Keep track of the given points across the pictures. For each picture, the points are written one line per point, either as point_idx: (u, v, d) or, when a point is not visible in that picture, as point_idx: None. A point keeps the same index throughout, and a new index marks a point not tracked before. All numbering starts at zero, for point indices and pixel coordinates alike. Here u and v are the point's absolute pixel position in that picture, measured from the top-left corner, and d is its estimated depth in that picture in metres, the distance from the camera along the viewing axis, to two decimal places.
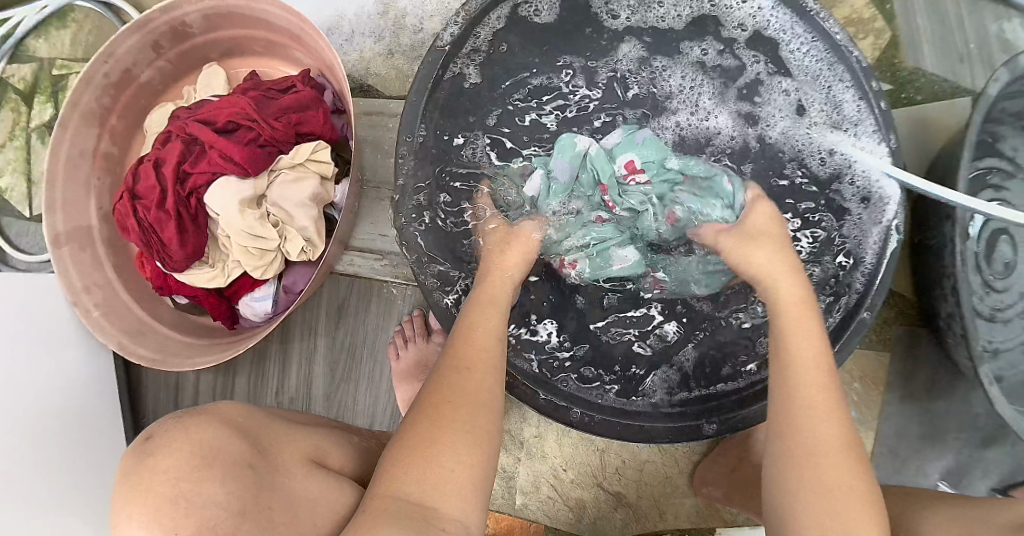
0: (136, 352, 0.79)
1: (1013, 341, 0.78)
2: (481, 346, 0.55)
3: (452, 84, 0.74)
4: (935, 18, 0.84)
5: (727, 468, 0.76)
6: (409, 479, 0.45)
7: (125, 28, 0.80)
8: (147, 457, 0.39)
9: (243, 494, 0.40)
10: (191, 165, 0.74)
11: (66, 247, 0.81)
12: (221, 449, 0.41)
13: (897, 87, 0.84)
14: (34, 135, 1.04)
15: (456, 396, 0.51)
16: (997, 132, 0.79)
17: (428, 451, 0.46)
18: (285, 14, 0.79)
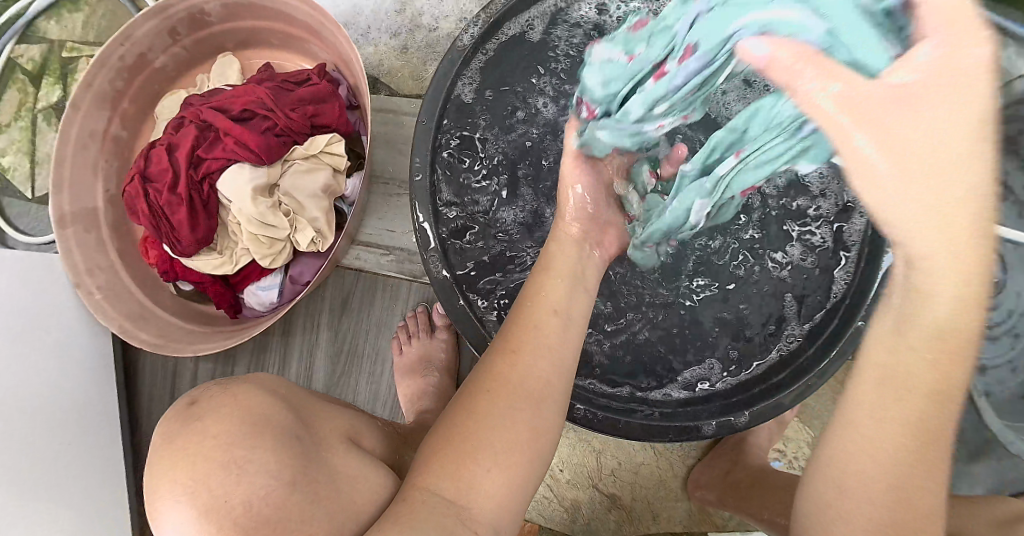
0: (137, 337, 0.79)
1: (1002, 358, 0.81)
2: (530, 325, 0.51)
3: (448, 76, 0.69)
4: None
5: (720, 471, 0.78)
6: (440, 472, 0.44)
7: (143, 13, 0.80)
8: (196, 422, 0.39)
9: (291, 464, 0.40)
10: (205, 150, 0.74)
11: (71, 229, 0.80)
12: (269, 418, 0.42)
13: None
14: (40, 116, 1.03)
15: (505, 385, 0.48)
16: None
17: (467, 446, 0.45)
18: (304, 8, 0.80)
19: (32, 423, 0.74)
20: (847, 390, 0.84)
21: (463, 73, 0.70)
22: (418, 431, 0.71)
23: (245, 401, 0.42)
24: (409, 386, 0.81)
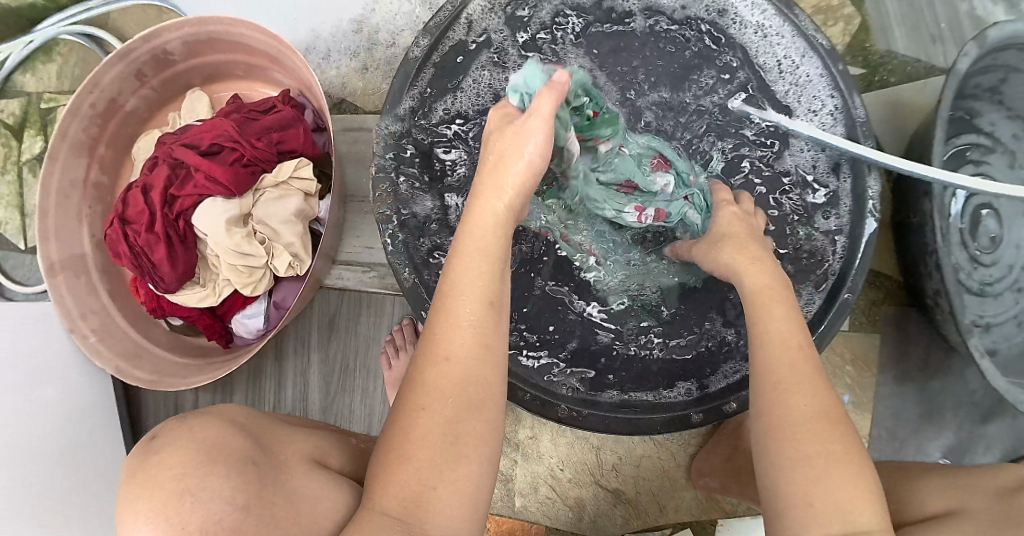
0: (133, 376, 0.80)
1: (1005, 315, 0.79)
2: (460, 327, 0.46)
3: (408, 78, 0.70)
4: (904, 3, 0.85)
5: (722, 456, 0.77)
6: (391, 491, 0.44)
7: (108, 59, 0.82)
8: (151, 454, 0.40)
9: (248, 489, 0.42)
10: (177, 189, 0.75)
11: (61, 276, 0.82)
12: (225, 446, 0.43)
13: (869, 71, 0.85)
14: (25, 169, 1.06)
15: (439, 398, 0.45)
16: (972, 108, 0.81)
17: (410, 462, 0.44)
18: (261, 37, 0.81)
19: (43, 467, 0.76)
20: (847, 362, 0.82)
21: (416, 85, 0.72)
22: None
23: (201, 433, 0.42)
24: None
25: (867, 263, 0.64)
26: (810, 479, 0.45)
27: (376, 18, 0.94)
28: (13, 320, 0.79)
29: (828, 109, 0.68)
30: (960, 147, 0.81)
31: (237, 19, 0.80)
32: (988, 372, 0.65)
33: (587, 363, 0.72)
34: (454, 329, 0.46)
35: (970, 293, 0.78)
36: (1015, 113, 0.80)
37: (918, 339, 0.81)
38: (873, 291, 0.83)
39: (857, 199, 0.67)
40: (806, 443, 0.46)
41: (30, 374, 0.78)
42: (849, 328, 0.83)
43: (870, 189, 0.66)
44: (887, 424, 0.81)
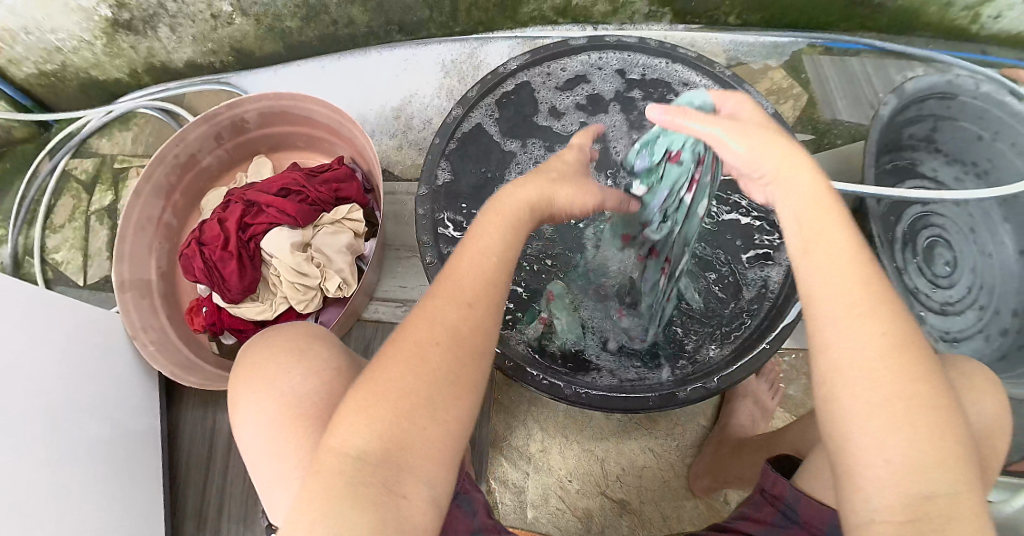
0: (186, 380, 0.93)
1: (969, 330, 0.99)
2: (483, 273, 0.51)
3: (445, 132, 0.89)
4: (845, 78, 1.10)
5: (709, 454, 0.89)
6: (356, 427, 0.44)
7: (196, 121, 1.00)
8: (263, 335, 0.61)
9: (340, 362, 0.59)
10: (251, 219, 0.91)
11: (129, 293, 0.96)
12: (320, 337, 0.61)
13: (819, 136, 1.10)
14: (93, 217, 1.21)
15: (421, 352, 0.46)
16: (914, 158, 1.11)
17: (386, 397, 0.44)
18: (327, 112, 1.00)
19: (90, 466, 0.83)
20: None
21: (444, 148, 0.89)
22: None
23: (292, 331, 0.61)
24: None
25: None
26: (880, 432, 0.43)
27: (410, 108, 1.15)
28: (89, 334, 0.90)
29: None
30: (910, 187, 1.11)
31: (305, 96, 1.00)
32: None
33: (591, 370, 0.84)
34: (477, 272, 0.51)
35: (934, 312, 1.00)
36: (950, 159, 1.09)
37: None
38: None
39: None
40: (878, 387, 0.44)
41: (98, 384, 0.89)
42: None
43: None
44: None
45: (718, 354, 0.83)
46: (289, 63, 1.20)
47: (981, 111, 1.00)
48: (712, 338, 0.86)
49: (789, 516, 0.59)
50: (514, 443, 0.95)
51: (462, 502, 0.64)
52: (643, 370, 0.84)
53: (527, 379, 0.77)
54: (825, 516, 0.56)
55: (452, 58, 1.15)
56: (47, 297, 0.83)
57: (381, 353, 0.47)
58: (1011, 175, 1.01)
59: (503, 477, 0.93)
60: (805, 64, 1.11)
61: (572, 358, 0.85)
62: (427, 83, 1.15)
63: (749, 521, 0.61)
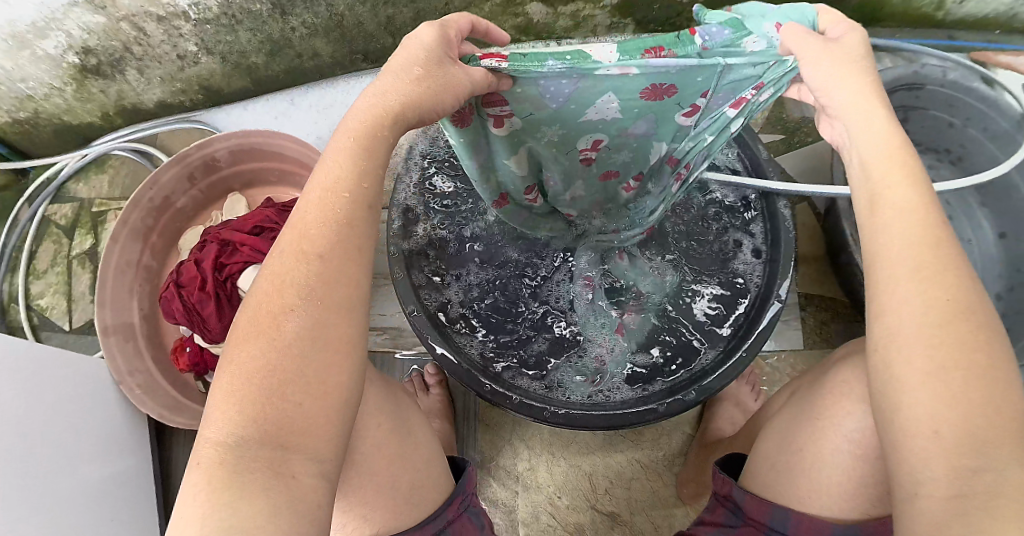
0: (175, 420, 0.96)
1: None
2: (333, 218, 0.47)
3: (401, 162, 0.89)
4: None
5: (693, 464, 0.90)
6: (226, 416, 0.42)
7: (168, 163, 1.01)
8: None
9: None
10: (227, 258, 0.92)
11: (113, 337, 0.98)
12: None
13: (790, 134, 1.09)
14: (75, 262, 1.22)
15: (278, 330, 0.44)
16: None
17: (251, 378, 0.43)
18: (297, 147, 1.01)
19: (88, 514, 0.85)
20: None
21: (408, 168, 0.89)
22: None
23: None
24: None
25: (789, 274, 0.81)
26: (924, 405, 0.42)
27: None
28: (81, 384, 0.91)
29: (741, 162, 0.89)
30: None
31: (278, 134, 1.01)
32: None
33: (566, 386, 0.84)
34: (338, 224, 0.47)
35: None
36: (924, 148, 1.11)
37: None
38: (824, 312, 1.02)
39: (777, 222, 0.85)
40: (920, 359, 0.43)
41: (92, 433, 0.90)
42: (805, 347, 1.01)
43: (784, 212, 0.85)
44: None
45: (693, 367, 0.84)
46: (257, 97, 1.21)
47: (951, 98, 1.01)
48: (687, 348, 0.86)
49: (738, 513, 0.64)
50: (501, 462, 0.96)
51: (472, 515, 0.67)
52: (619, 384, 0.85)
53: (502, 402, 0.78)
54: (766, 508, 0.61)
55: None
56: (42, 353, 0.85)
57: (233, 336, 0.45)
58: (986, 159, 1.03)
59: (494, 497, 0.95)
60: None
61: (545, 376, 0.85)
62: None
63: (707, 525, 0.67)
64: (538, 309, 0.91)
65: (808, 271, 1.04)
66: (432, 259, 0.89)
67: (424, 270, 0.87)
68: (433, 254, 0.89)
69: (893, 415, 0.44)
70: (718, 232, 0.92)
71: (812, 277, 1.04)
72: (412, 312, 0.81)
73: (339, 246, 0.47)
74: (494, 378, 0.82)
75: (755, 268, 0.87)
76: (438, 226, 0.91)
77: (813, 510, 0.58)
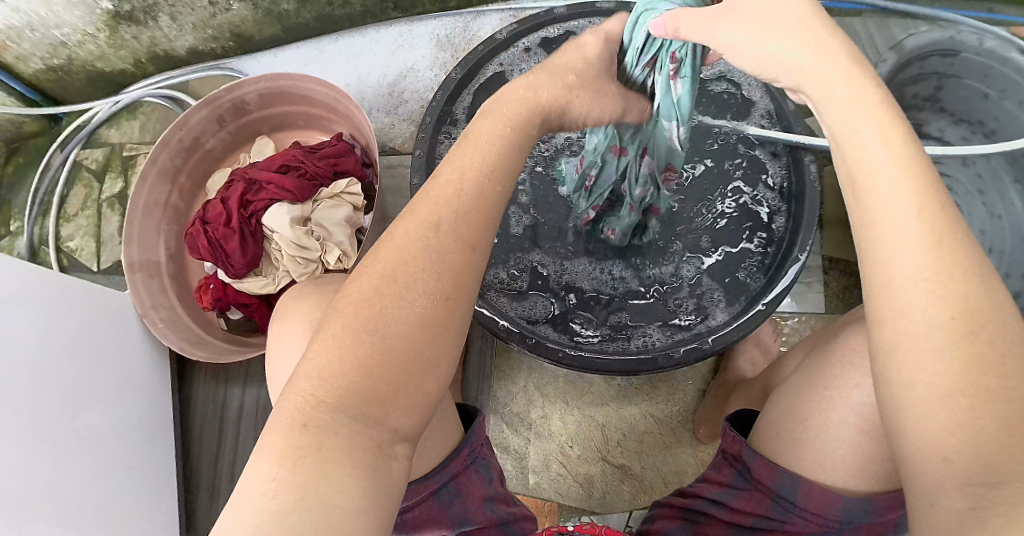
0: (195, 354, 0.94)
1: None
2: (445, 195, 0.46)
3: (432, 125, 0.91)
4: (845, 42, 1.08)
5: (712, 406, 0.90)
6: (328, 361, 0.40)
7: (197, 105, 1.02)
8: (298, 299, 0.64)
9: None
10: (252, 196, 0.92)
11: (139, 273, 0.98)
12: None
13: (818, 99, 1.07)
14: (104, 205, 1.25)
15: (397, 281, 0.43)
16: (920, 119, 1.08)
17: (350, 337, 0.41)
18: (324, 89, 1.02)
19: (102, 446, 0.86)
20: None
21: (439, 136, 0.92)
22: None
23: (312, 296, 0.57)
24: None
25: (813, 228, 0.80)
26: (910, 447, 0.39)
27: (405, 82, 1.18)
28: (106, 319, 0.93)
29: (767, 114, 0.88)
30: None
31: (304, 75, 1.02)
32: None
33: (587, 333, 0.84)
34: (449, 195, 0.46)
35: None
36: (957, 118, 1.06)
37: None
38: (846, 278, 1.01)
39: (802, 176, 0.84)
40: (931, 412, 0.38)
41: (114, 369, 0.92)
42: (826, 311, 0.99)
43: (810, 168, 0.83)
44: None
45: (715, 319, 0.83)
46: (288, 45, 1.22)
47: (987, 68, 0.98)
48: (713, 300, 0.85)
49: (744, 474, 0.62)
50: (514, 409, 0.96)
51: (480, 466, 0.65)
52: (640, 332, 0.84)
53: (517, 341, 0.78)
54: (776, 472, 0.58)
55: (445, 32, 1.16)
56: (71, 287, 0.87)
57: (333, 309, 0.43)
58: (1018, 132, 0.98)
59: (505, 444, 0.95)
60: None
61: (564, 324, 0.85)
62: (423, 57, 1.17)
63: (707, 484, 0.64)
64: (568, 259, 0.90)
65: (833, 234, 1.02)
66: None
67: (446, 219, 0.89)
68: None
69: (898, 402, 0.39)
70: (749, 185, 0.89)
71: (839, 240, 1.02)
72: None
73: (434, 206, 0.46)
74: (516, 320, 0.82)
75: (783, 220, 0.85)
76: None
77: (820, 480, 0.56)
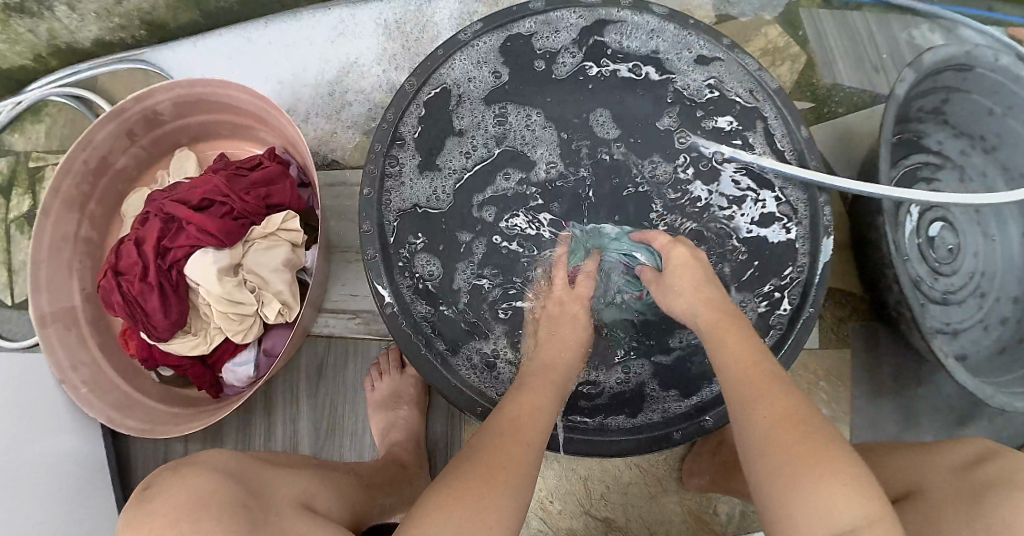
0: (125, 425, 0.82)
1: (967, 320, 0.90)
2: (533, 407, 0.61)
3: (379, 151, 0.76)
4: (846, 38, 0.96)
5: (708, 454, 0.81)
6: (442, 526, 0.47)
7: (101, 120, 0.85)
8: (150, 497, 0.48)
9: (238, 528, 0.47)
10: (170, 241, 0.78)
11: (52, 327, 0.85)
12: (216, 495, 0.48)
13: (818, 105, 0.94)
14: (12, 227, 1.08)
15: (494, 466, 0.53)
16: (919, 131, 0.94)
17: (455, 507, 0.49)
18: (250, 98, 0.85)
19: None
20: (820, 379, 0.91)
21: (389, 165, 0.78)
22: (386, 468, 0.76)
23: (172, 493, 0.48)
24: (383, 420, 0.84)
25: (826, 281, 0.73)
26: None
27: (348, 80, 0.99)
28: (10, 394, 0.80)
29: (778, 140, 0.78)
30: (910, 166, 0.93)
31: (225, 81, 0.85)
32: (954, 371, 0.74)
33: (570, 403, 0.78)
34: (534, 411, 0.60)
35: (936, 303, 0.90)
36: (959, 130, 0.94)
37: (883, 348, 0.90)
38: (841, 309, 0.92)
39: (813, 216, 0.75)
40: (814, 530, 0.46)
41: (29, 448, 0.80)
42: (820, 347, 0.91)
43: (824, 209, 0.75)
44: (861, 434, 0.89)
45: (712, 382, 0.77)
46: (207, 32, 1.04)
47: (997, 85, 0.85)
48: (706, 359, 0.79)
49: None
50: None
51: None
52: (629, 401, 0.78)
53: None
54: None
55: (393, 16, 0.99)
56: None
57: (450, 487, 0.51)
58: None
59: None
60: (803, 18, 0.95)
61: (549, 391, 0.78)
62: (367, 49, 0.99)
63: None
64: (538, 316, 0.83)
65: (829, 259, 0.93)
66: (413, 263, 0.81)
67: (411, 275, 0.80)
68: (415, 258, 0.81)
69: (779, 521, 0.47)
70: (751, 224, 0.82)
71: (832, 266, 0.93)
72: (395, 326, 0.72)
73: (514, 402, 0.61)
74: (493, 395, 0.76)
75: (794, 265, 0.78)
76: (422, 224, 0.83)
77: None
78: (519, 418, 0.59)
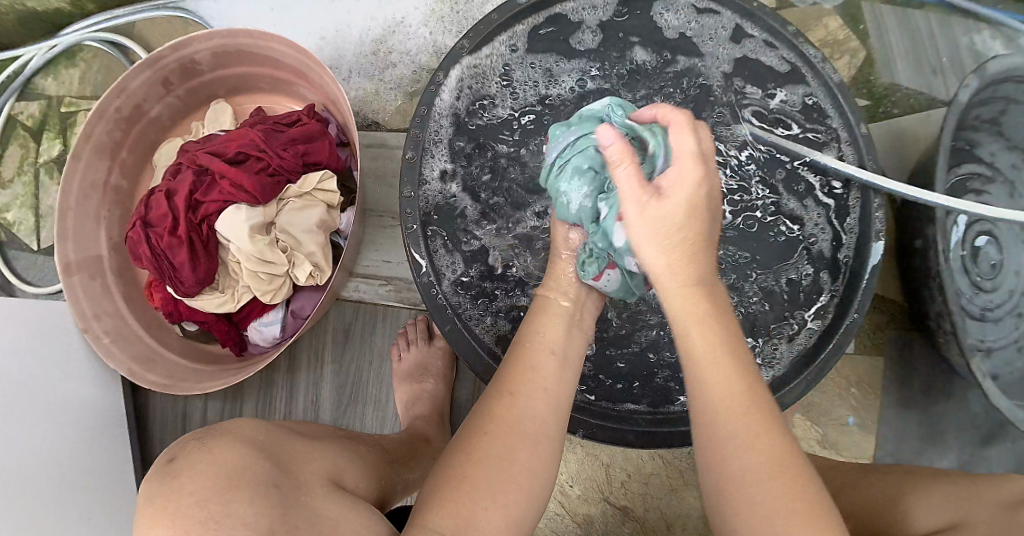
0: (146, 379, 0.81)
1: (1005, 339, 0.83)
2: (527, 369, 0.55)
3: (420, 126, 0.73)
4: (908, 35, 0.90)
5: None
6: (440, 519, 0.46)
7: (136, 67, 0.83)
8: (174, 479, 0.43)
9: (270, 514, 0.43)
10: (202, 195, 0.76)
11: (78, 276, 0.84)
12: (246, 470, 0.44)
13: (874, 102, 0.90)
14: (42, 171, 1.06)
15: (490, 446, 0.49)
16: (972, 140, 0.86)
17: (462, 496, 0.47)
18: (290, 51, 0.82)
19: (48, 482, 0.75)
20: (852, 385, 0.88)
21: (433, 143, 0.76)
22: (410, 443, 0.75)
23: (202, 467, 0.43)
24: (407, 393, 0.82)
25: (873, 287, 0.69)
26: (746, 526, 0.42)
27: (393, 39, 0.96)
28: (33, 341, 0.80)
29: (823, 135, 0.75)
30: (960, 177, 0.86)
31: (264, 31, 0.82)
32: (990, 392, 0.71)
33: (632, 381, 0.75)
34: (526, 372, 0.55)
35: (971, 319, 0.84)
36: (1014, 144, 0.84)
37: (921, 361, 0.86)
38: (880, 315, 0.89)
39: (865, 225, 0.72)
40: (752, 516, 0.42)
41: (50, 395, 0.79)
42: (856, 353, 0.88)
43: (877, 216, 0.71)
44: (890, 444, 0.86)
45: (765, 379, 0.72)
46: None
47: None
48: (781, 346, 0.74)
49: None
50: None
51: None
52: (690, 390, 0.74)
53: None
54: None
55: None
56: None
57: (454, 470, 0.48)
58: None
59: None
60: (865, 11, 0.90)
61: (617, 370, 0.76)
62: (412, 11, 0.96)
63: None
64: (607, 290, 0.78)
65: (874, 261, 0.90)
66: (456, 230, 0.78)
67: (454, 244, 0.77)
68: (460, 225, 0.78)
69: (718, 506, 0.44)
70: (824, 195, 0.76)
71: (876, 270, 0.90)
72: (431, 300, 0.71)
73: (512, 366, 0.56)
74: None
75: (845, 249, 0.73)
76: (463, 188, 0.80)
77: None
78: (531, 372, 0.55)
